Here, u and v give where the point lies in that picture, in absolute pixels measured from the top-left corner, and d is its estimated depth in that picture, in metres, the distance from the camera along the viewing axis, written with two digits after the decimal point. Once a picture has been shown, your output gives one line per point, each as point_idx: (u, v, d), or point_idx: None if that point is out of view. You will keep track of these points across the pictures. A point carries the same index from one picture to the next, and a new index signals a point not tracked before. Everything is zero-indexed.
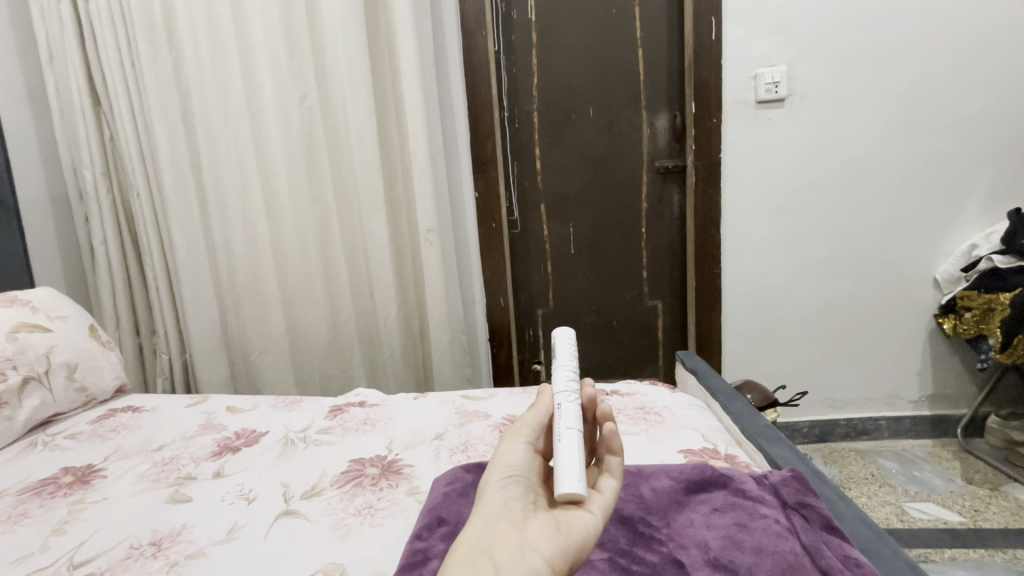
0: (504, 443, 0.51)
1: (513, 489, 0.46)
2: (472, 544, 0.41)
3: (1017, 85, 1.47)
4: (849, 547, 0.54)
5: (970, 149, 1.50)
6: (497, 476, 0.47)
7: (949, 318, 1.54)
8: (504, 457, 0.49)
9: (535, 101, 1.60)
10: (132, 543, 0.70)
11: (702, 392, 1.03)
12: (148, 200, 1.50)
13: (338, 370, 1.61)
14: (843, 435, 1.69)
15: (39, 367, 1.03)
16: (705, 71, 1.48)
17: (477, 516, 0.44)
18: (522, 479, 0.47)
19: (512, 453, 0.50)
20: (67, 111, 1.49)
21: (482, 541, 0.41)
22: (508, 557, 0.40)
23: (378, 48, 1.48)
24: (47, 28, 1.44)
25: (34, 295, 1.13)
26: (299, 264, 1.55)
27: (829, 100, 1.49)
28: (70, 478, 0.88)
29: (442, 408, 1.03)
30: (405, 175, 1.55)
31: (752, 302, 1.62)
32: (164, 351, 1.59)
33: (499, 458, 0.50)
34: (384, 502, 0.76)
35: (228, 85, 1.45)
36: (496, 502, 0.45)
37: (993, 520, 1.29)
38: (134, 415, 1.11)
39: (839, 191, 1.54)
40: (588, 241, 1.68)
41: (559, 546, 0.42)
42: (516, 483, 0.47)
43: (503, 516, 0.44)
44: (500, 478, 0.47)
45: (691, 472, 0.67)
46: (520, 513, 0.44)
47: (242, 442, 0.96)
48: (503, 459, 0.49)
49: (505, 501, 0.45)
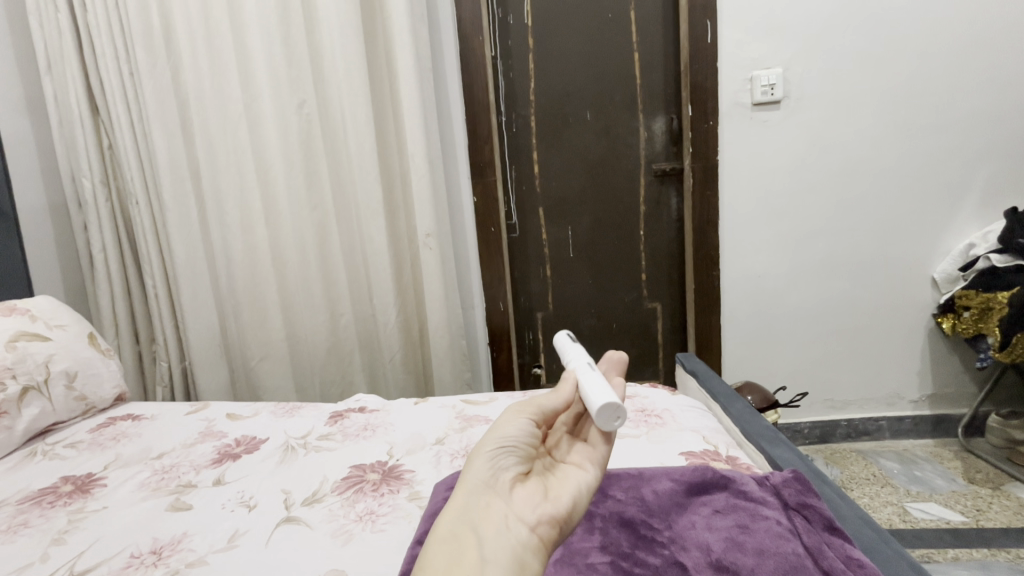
0: (502, 417, 0.56)
1: (504, 459, 0.51)
2: (458, 515, 0.46)
3: (1011, 85, 1.47)
4: (851, 548, 0.54)
5: (966, 149, 1.51)
6: (492, 445, 0.52)
7: (948, 317, 1.54)
8: (501, 428, 0.53)
9: (533, 105, 1.61)
10: (133, 552, 0.70)
11: (702, 395, 1.03)
12: (148, 208, 1.50)
13: (338, 376, 1.61)
14: (844, 435, 1.69)
15: (38, 375, 1.03)
16: (701, 74, 1.48)
17: (467, 484, 0.49)
18: (514, 450, 0.52)
19: (509, 425, 0.54)
20: (66, 120, 1.49)
21: (471, 512, 0.46)
22: (494, 526, 0.45)
23: (376, 55, 1.49)
24: (46, 38, 1.44)
25: (33, 304, 1.13)
26: (299, 270, 1.55)
27: (825, 102, 1.50)
28: (70, 487, 0.87)
29: (442, 413, 1.03)
30: (404, 181, 1.55)
31: (752, 304, 1.63)
32: (163, 359, 1.59)
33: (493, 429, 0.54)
34: (385, 507, 0.75)
35: (226, 93, 1.45)
36: (487, 471, 0.50)
37: (995, 519, 1.29)
38: (134, 423, 1.10)
39: (836, 192, 1.54)
40: (587, 244, 1.69)
41: (543, 514, 0.47)
42: (509, 453, 0.52)
43: (492, 488, 0.49)
44: (494, 449, 0.51)
45: (693, 474, 0.66)
46: (507, 484, 0.49)
47: (242, 449, 0.96)
48: (503, 429, 0.53)
49: (496, 472, 0.50)
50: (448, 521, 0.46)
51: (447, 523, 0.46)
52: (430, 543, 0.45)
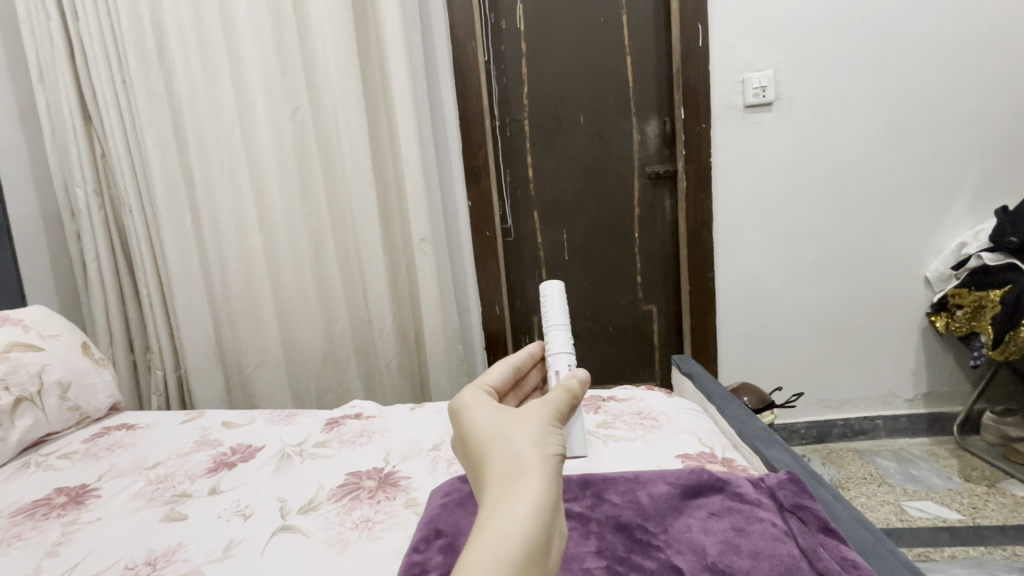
0: (534, 409, 0.46)
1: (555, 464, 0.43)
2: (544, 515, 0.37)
3: (1000, 85, 1.49)
4: (845, 549, 0.54)
5: (957, 148, 1.52)
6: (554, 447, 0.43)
7: (941, 317, 1.55)
8: (543, 427, 0.45)
9: (527, 109, 1.61)
10: (127, 563, 0.69)
11: (698, 396, 1.03)
12: (141, 217, 1.50)
13: (334, 383, 1.61)
14: (840, 435, 1.70)
15: (31, 387, 1.02)
16: (693, 77, 1.49)
17: (535, 483, 0.38)
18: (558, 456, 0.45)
19: (552, 428, 0.45)
20: (58, 129, 1.48)
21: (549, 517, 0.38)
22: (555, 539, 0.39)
23: (369, 61, 1.49)
24: (38, 48, 1.44)
25: (26, 314, 1.12)
26: (294, 277, 1.54)
27: (816, 105, 1.51)
28: (64, 499, 0.87)
29: (438, 419, 1.03)
30: (398, 186, 1.55)
31: (747, 306, 1.63)
32: (158, 367, 1.58)
33: (526, 422, 0.45)
34: (382, 515, 0.75)
35: (220, 101, 1.45)
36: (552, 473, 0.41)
37: (991, 517, 1.29)
38: (128, 432, 1.10)
39: (829, 193, 1.55)
40: (582, 247, 1.69)
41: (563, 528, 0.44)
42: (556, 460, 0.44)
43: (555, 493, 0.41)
44: (556, 455, 0.42)
45: (688, 477, 0.67)
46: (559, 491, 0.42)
47: (237, 457, 0.95)
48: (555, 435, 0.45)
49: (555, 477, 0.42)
50: (522, 528, 0.35)
51: (522, 528, 0.35)
52: (520, 541, 0.34)
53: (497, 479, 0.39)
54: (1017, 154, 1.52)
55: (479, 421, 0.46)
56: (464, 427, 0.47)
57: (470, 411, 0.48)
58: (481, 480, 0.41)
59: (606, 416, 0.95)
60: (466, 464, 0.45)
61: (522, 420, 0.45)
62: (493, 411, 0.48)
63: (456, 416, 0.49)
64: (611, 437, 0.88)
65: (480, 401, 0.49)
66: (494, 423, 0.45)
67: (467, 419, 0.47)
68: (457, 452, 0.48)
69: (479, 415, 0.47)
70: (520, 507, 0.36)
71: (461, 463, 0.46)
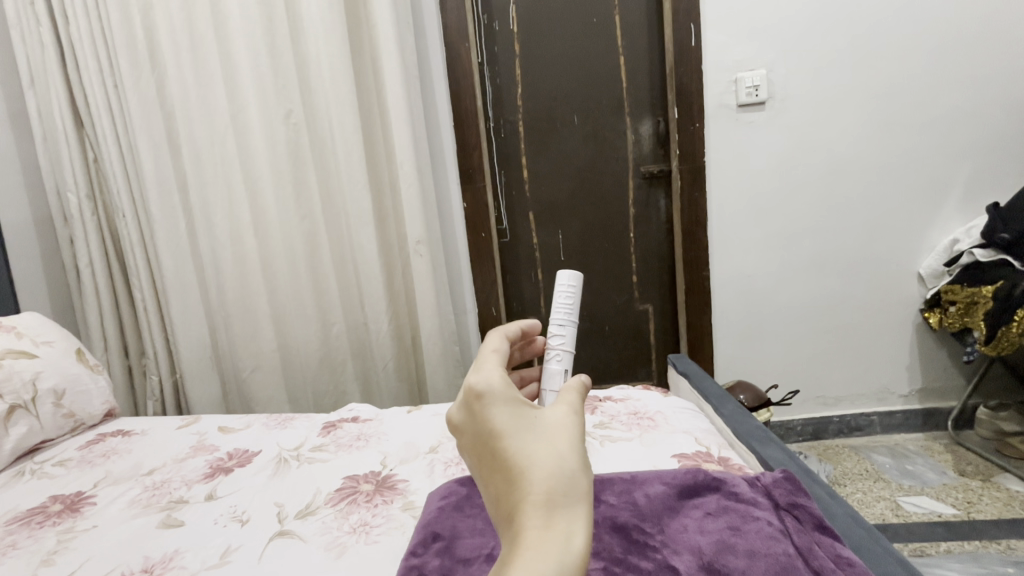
0: (572, 411, 0.39)
1: None
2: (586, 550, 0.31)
3: (991, 83, 1.50)
4: (840, 547, 0.55)
5: (948, 146, 1.53)
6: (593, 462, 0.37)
7: (935, 313, 1.56)
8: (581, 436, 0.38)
9: (521, 111, 1.61)
10: (123, 571, 0.69)
11: (695, 396, 1.03)
12: (135, 222, 1.49)
13: (331, 386, 1.61)
14: (837, 431, 1.71)
15: (25, 395, 1.02)
16: (686, 77, 1.50)
17: (585, 511, 0.32)
18: None
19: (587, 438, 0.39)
20: (50, 135, 1.48)
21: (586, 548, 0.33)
22: None
23: (362, 64, 1.49)
24: (29, 53, 1.43)
25: (19, 321, 1.11)
26: (289, 281, 1.54)
27: (808, 103, 1.51)
28: (59, 507, 0.86)
29: (436, 421, 1.03)
30: (393, 189, 1.55)
31: (742, 304, 1.64)
32: (154, 373, 1.57)
33: (565, 427, 0.37)
34: (379, 519, 0.75)
35: (213, 106, 1.45)
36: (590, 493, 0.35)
37: (985, 511, 1.30)
38: (124, 438, 1.09)
39: (822, 191, 1.56)
40: (578, 248, 1.69)
41: None
42: None
43: None
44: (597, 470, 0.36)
45: (685, 477, 0.67)
46: None
47: (234, 462, 0.95)
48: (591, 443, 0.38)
49: None
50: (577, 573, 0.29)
51: (573, 567, 0.29)
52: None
53: (539, 497, 0.32)
54: (1008, 151, 1.53)
55: (507, 416, 0.37)
56: (486, 418, 0.37)
57: (493, 398, 0.38)
58: (513, 493, 0.33)
59: (603, 416, 0.96)
60: (482, 462, 0.37)
61: (561, 425, 0.37)
62: (520, 402, 0.39)
63: (472, 399, 0.39)
64: (608, 437, 0.88)
65: (503, 382, 0.40)
66: (527, 421, 0.37)
67: (490, 407, 0.38)
68: (464, 441, 0.39)
69: (506, 406, 0.38)
70: (572, 543, 0.30)
71: (472, 455, 0.38)
